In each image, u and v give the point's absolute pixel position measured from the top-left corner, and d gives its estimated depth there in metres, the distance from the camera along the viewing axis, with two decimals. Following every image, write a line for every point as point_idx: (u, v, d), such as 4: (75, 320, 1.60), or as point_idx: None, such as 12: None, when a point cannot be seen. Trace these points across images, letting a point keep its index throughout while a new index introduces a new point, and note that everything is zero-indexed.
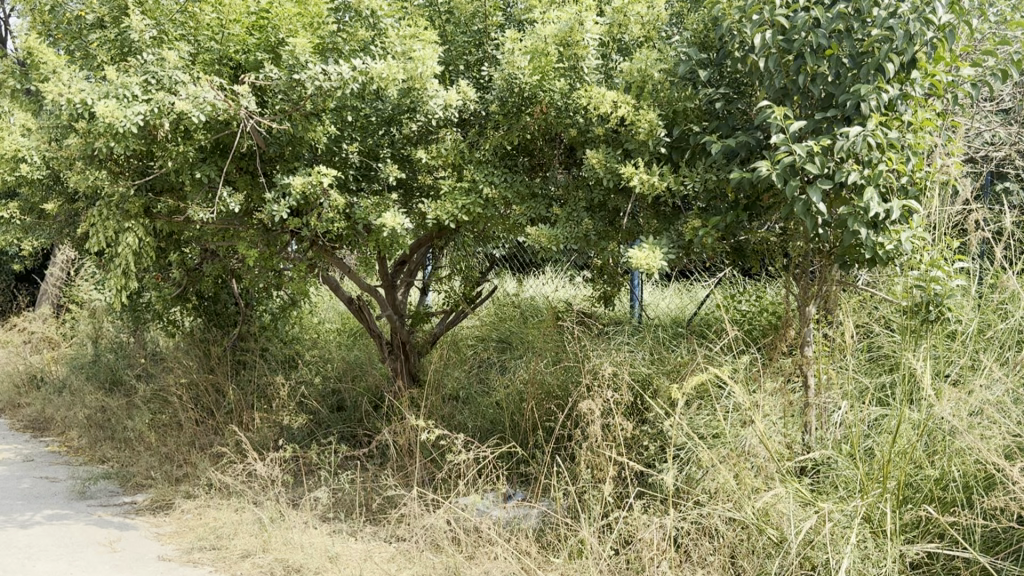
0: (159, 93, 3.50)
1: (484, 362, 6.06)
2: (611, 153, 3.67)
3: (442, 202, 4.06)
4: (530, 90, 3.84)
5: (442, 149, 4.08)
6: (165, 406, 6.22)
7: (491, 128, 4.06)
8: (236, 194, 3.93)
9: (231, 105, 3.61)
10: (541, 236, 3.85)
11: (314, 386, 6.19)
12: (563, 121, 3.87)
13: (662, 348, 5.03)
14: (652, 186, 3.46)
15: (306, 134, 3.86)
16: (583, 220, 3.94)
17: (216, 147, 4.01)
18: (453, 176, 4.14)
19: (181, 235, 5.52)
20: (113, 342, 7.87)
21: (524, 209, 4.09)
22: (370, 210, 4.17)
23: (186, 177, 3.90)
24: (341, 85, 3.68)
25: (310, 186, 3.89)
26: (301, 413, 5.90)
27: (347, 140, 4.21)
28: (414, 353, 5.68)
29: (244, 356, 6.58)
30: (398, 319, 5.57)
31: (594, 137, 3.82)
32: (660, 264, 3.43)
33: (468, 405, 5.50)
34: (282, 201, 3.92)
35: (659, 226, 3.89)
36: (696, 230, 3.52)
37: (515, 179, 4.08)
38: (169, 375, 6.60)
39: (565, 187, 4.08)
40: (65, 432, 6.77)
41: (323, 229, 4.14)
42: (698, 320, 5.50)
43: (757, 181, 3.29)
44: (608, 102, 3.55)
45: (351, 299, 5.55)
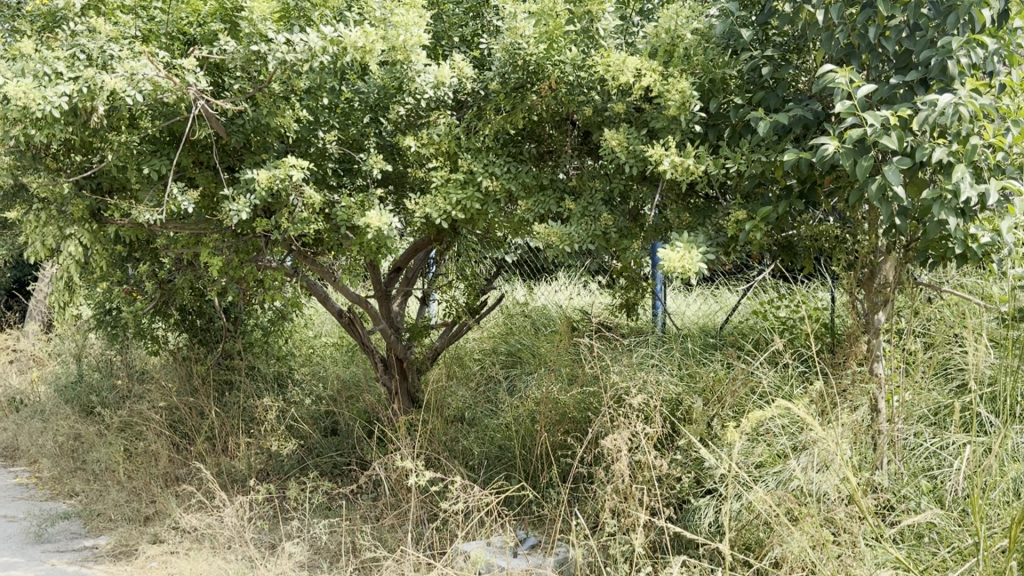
0: (88, 70, 2.90)
1: (492, 379, 5.46)
2: (634, 133, 3.06)
3: (434, 199, 3.47)
4: (537, 63, 3.28)
5: (433, 134, 3.49)
6: (141, 433, 5.62)
7: (491, 110, 3.45)
8: (190, 191, 3.34)
9: (176, 83, 3.01)
10: (551, 235, 3.24)
11: (304, 409, 5.60)
12: (576, 98, 3.27)
13: (693, 363, 4.45)
14: (685, 170, 2.83)
15: (274, 120, 3.35)
16: (602, 215, 3.32)
17: (168, 137, 3.42)
18: (447, 167, 3.53)
19: (151, 242, 4.95)
20: (95, 362, 7.28)
21: (532, 203, 3.47)
22: (353, 209, 3.58)
23: (131, 172, 3.33)
24: (308, 58, 3.07)
25: (278, 180, 3.31)
26: (291, 438, 5.30)
27: (324, 127, 3.63)
28: (413, 371, 5.07)
29: (229, 375, 5.99)
30: (394, 333, 4.95)
31: (613, 116, 3.21)
32: (695, 267, 2.82)
33: (474, 428, 4.92)
34: (244, 200, 3.34)
35: (693, 222, 3.27)
36: (740, 225, 2.90)
37: (520, 169, 3.46)
38: (147, 397, 6.01)
39: (581, 177, 3.47)
40: (36, 461, 6.17)
41: (297, 231, 3.56)
42: (731, 331, 4.90)
43: (817, 163, 2.66)
44: (628, 68, 2.95)
45: (340, 312, 4.93)
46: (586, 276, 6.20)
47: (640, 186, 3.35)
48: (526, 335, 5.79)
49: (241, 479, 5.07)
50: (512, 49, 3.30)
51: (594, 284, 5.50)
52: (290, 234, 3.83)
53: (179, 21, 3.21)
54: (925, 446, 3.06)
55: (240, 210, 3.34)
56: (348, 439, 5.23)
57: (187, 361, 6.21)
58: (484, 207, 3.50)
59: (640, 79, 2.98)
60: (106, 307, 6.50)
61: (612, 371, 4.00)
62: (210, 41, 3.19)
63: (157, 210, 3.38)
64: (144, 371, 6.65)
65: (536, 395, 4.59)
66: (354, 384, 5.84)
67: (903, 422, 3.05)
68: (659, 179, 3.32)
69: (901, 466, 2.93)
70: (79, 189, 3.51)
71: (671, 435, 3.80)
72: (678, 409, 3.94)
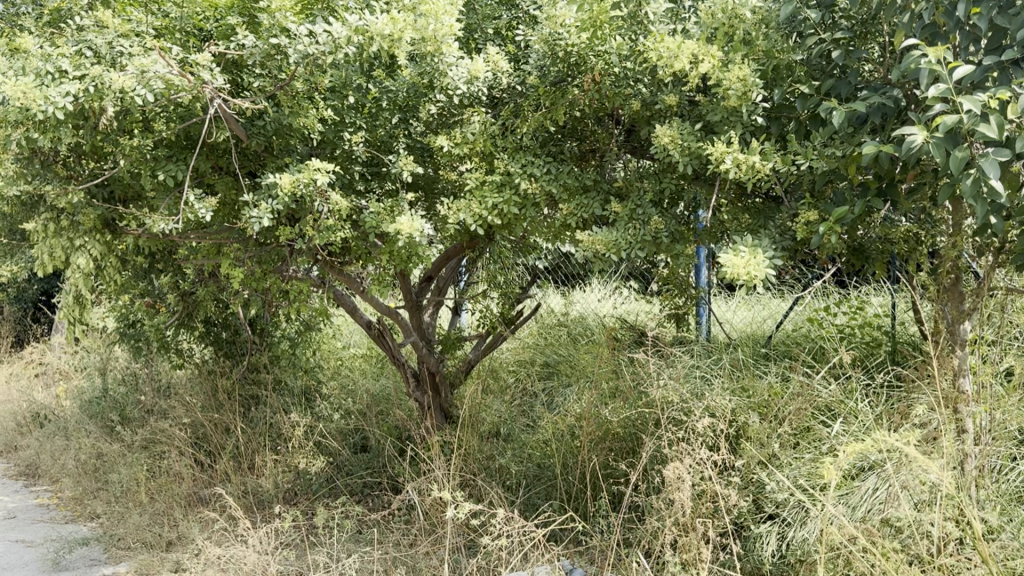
0: (95, 68, 2.68)
1: (528, 393, 5.20)
2: (689, 128, 2.78)
3: (469, 203, 3.21)
4: (578, 53, 3.03)
5: (467, 133, 3.23)
6: (164, 451, 5.41)
7: (529, 107, 3.19)
8: (208, 198, 3.11)
9: (190, 80, 2.79)
10: (596, 241, 2.96)
11: (332, 425, 5.37)
12: (621, 91, 3.01)
13: (746, 377, 4.16)
14: (751, 169, 2.52)
15: (297, 120, 3.12)
16: (652, 218, 3.04)
17: (183, 140, 3.20)
18: (482, 169, 3.28)
19: (173, 253, 4.73)
20: (119, 376, 7.08)
21: (574, 207, 3.20)
22: (382, 215, 3.34)
23: (145, 178, 3.10)
24: (332, 50, 2.85)
25: (301, 185, 3.07)
26: (319, 455, 5.07)
27: (350, 128, 3.39)
28: (445, 385, 4.82)
29: (255, 390, 5.78)
30: (425, 345, 4.70)
31: (664, 110, 2.93)
32: (761, 273, 2.54)
33: (510, 445, 4.67)
34: (265, 206, 3.11)
35: (752, 224, 2.98)
36: (810, 227, 2.61)
37: (561, 170, 3.20)
38: (171, 413, 5.81)
39: (627, 177, 3.21)
40: (58, 481, 5.98)
41: (322, 240, 3.32)
42: (783, 341, 4.62)
43: (900, 156, 2.37)
44: (683, 56, 2.63)
45: (369, 323, 4.68)
46: (623, 284, 5.95)
47: (693, 186, 3.07)
48: (563, 346, 5.52)
49: (267, 500, 4.83)
50: (551, 40, 3.09)
51: (635, 291, 5.23)
52: (315, 243, 3.59)
53: (194, 16, 3.00)
54: (1017, 469, 2.77)
55: (261, 216, 3.10)
56: (378, 457, 4.99)
57: (212, 376, 5.99)
58: (522, 211, 3.25)
59: (695, 67, 2.68)
60: (128, 320, 6.30)
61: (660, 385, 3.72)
62: (227, 36, 2.97)
63: (172, 218, 3.15)
64: (167, 386, 6.44)
65: (577, 410, 4.33)
66: (384, 399, 5.60)
67: (992, 443, 2.75)
68: (716, 178, 2.99)
69: (994, 493, 2.63)
70: (90, 197, 3.29)
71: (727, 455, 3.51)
72: (730, 426, 3.66)
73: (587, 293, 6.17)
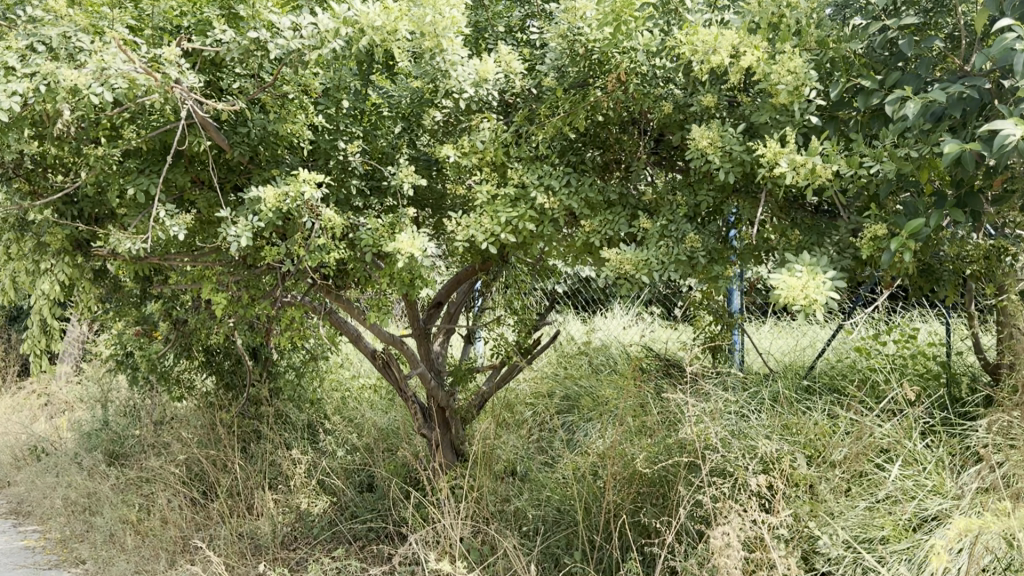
0: (46, 63, 2.34)
1: (547, 427, 4.82)
2: (730, 130, 2.39)
3: (478, 218, 2.85)
4: (600, 50, 2.66)
5: (477, 141, 2.87)
6: (157, 491, 5.04)
7: (545, 112, 2.82)
8: (183, 215, 2.76)
9: (157, 79, 2.45)
10: (624, 263, 2.58)
11: (336, 461, 4.99)
12: (650, 91, 2.63)
13: (790, 416, 3.75)
14: (809, 174, 2.12)
15: (284, 126, 2.77)
16: (688, 235, 2.65)
17: (157, 150, 2.85)
18: (494, 182, 2.91)
19: (162, 277, 4.37)
20: (116, 408, 6.71)
21: (596, 223, 2.81)
22: (382, 232, 2.98)
23: (113, 193, 2.77)
24: (318, 44, 2.49)
25: (287, 199, 2.71)
26: (321, 496, 4.68)
27: (347, 136, 3.04)
28: (457, 421, 4.42)
29: (256, 424, 5.41)
30: (435, 378, 4.30)
31: (700, 112, 2.55)
32: (822, 298, 2.19)
33: (528, 485, 4.28)
34: (246, 222, 2.75)
35: (803, 240, 2.59)
36: (876, 242, 2.22)
37: (582, 183, 2.81)
38: (166, 449, 5.44)
39: (658, 190, 2.83)
40: (47, 521, 5.60)
41: (315, 261, 2.96)
42: (826, 374, 4.21)
43: (990, 159, 1.98)
44: (724, 46, 2.23)
45: (374, 354, 4.28)
46: (649, 310, 5.57)
47: (734, 199, 2.68)
48: (582, 376, 5.14)
49: (264, 546, 4.44)
50: (569, 34, 2.70)
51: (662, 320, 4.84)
52: (307, 265, 3.22)
53: (168, 11, 2.66)
54: None
55: (241, 233, 2.75)
56: (384, 499, 4.59)
57: (210, 409, 5.61)
58: (539, 228, 2.87)
59: (738, 60, 2.29)
60: (123, 349, 5.93)
61: (695, 426, 3.32)
62: (203, 31, 2.63)
63: (142, 238, 2.80)
64: (164, 419, 6.06)
65: (602, 448, 3.94)
66: (393, 433, 5.21)
67: None
68: (757, 190, 2.65)
69: None
70: (55, 215, 2.97)
71: (776, 507, 3.10)
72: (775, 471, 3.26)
73: (608, 319, 5.80)
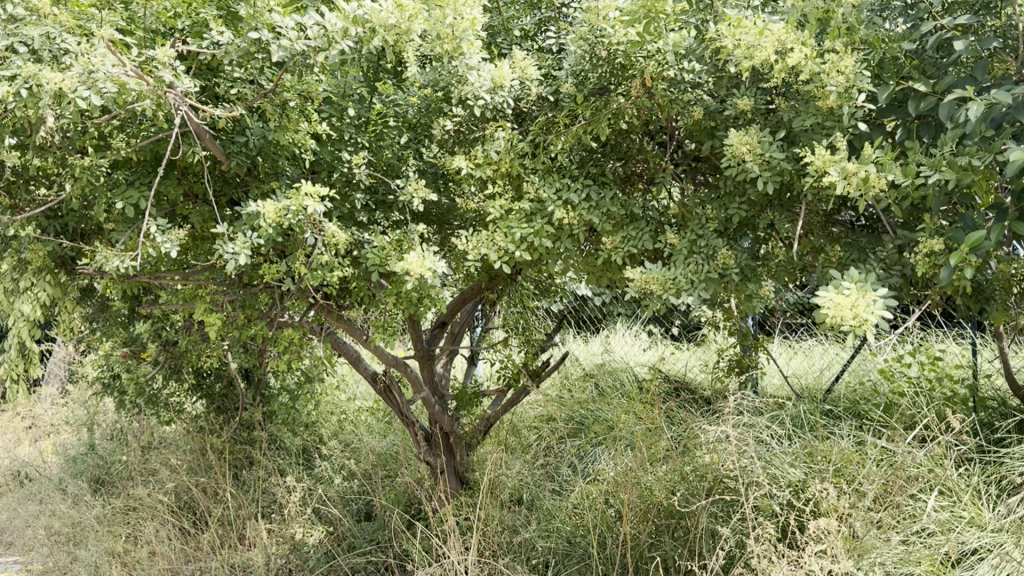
0: (28, 64, 2.15)
1: (553, 453, 4.62)
2: (768, 137, 2.21)
3: (493, 234, 2.67)
4: (625, 53, 2.53)
5: (491, 151, 2.69)
6: (143, 520, 4.81)
7: (564, 119, 2.66)
8: (175, 230, 2.57)
9: (149, 83, 2.26)
10: (650, 282, 2.39)
11: (332, 489, 4.77)
12: (678, 97, 2.46)
13: (814, 444, 3.57)
14: (862, 183, 1.92)
15: (286, 135, 2.59)
16: (719, 251, 2.46)
17: (147, 160, 2.66)
18: (509, 195, 2.73)
19: (152, 296, 4.16)
20: (102, 431, 6.46)
21: (619, 239, 2.62)
22: (389, 250, 2.79)
23: (100, 207, 2.58)
24: (324, 46, 2.30)
25: (287, 214, 2.52)
26: (316, 525, 4.46)
27: (352, 147, 2.85)
28: (461, 447, 4.21)
29: (248, 449, 5.18)
30: (439, 403, 4.08)
31: (734, 119, 2.38)
32: (874, 318, 1.94)
33: (535, 515, 4.08)
34: (243, 238, 2.55)
35: (844, 256, 2.41)
36: (930, 259, 2.05)
37: (604, 196, 2.63)
38: (153, 476, 5.20)
39: (684, 203, 2.65)
40: (27, 551, 5.35)
41: (316, 280, 2.77)
42: (848, 397, 4.02)
43: None
44: (770, 42, 2.07)
45: (375, 377, 4.05)
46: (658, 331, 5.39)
47: (769, 213, 2.49)
48: (588, 399, 4.95)
49: None
50: (591, 36, 2.54)
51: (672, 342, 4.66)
52: (306, 284, 3.02)
53: (162, 10, 2.48)
54: None
55: (237, 251, 2.53)
56: (384, 529, 4.37)
57: (200, 433, 5.39)
58: (556, 245, 2.69)
59: (781, 58, 2.12)
60: (110, 370, 5.70)
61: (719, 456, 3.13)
62: (199, 32, 2.45)
63: (132, 256, 2.61)
64: (152, 443, 5.82)
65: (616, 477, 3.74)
66: (393, 459, 4.99)
67: None
68: (793, 204, 2.48)
69: None
70: (37, 230, 2.77)
71: (820, 547, 2.91)
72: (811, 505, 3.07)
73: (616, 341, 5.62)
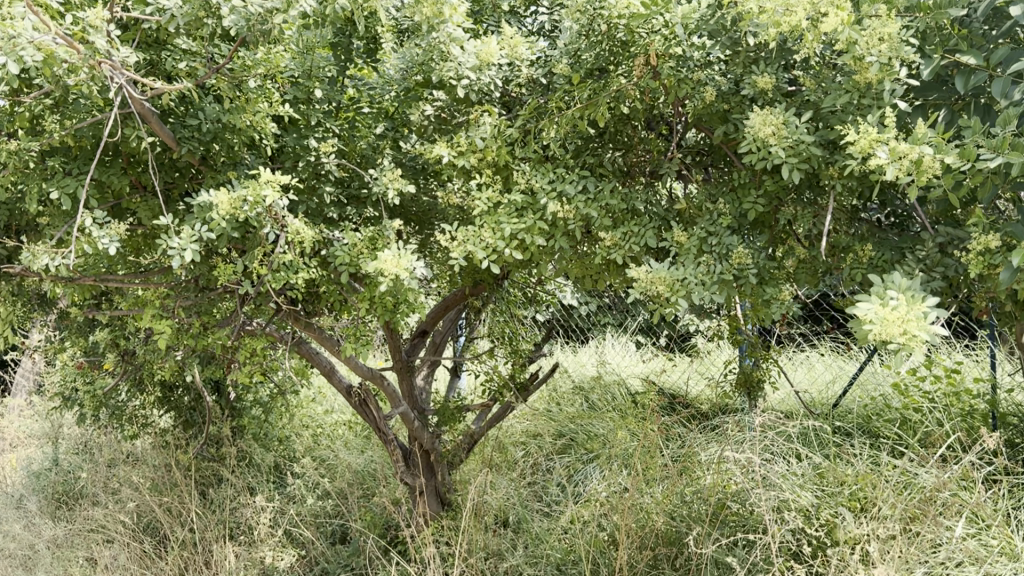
0: None
1: (541, 470, 4.32)
2: (794, 118, 1.93)
3: (478, 230, 2.38)
4: (627, 25, 2.24)
5: (476, 137, 2.40)
6: (101, 543, 4.45)
7: (559, 102, 2.37)
8: (116, 224, 2.26)
9: (81, 51, 1.96)
10: (657, 283, 2.10)
11: (305, 509, 4.45)
12: (688, 76, 2.18)
13: (828, 468, 3.29)
14: (912, 167, 1.66)
15: (243, 117, 2.29)
16: (734, 250, 2.18)
17: (88, 147, 2.36)
18: (497, 187, 2.44)
19: (109, 300, 3.83)
20: (63, 446, 6.07)
21: (619, 235, 2.33)
22: (361, 247, 2.50)
23: (30, 196, 2.27)
24: (285, 10, 2.01)
25: (244, 205, 2.23)
26: (287, 549, 4.13)
27: (321, 134, 2.56)
28: (443, 464, 3.89)
29: (215, 465, 4.84)
30: (419, 417, 3.76)
31: (751, 99, 2.10)
32: (926, 333, 1.65)
33: (522, 538, 3.78)
34: (192, 233, 2.25)
35: (875, 256, 2.13)
36: (983, 256, 1.78)
37: (603, 188, 2.34)
38: (113, 494, 4.85)
39: (692, 196, 2.37)
40: None
41: (278, 281, 2.47)
42: (859, 412, 3.75)
43: None
44: (800, 5, 1.79)
45: (349, 389, 3.72)
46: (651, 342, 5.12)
47: (790, 207, 2.21)
48: (578, 413, 4.65)
49: None
50: (590, 8, 2.25)
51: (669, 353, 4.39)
52: (269, 287, 2.71)
53: None
54: None
55: (183, 247, 2.22)
56: (359, 554, 4.05)
57: (166, 449, 5.04)
58: (549, 243, 2.41)
59: (812, 26, 1.84)
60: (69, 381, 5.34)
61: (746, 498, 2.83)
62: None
63: (67, 252, 2.30)
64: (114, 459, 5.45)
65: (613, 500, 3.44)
66: (370, 477, 4.67)
67: None
68: (815, 197, 2.20)
69: None
70: None
71: None
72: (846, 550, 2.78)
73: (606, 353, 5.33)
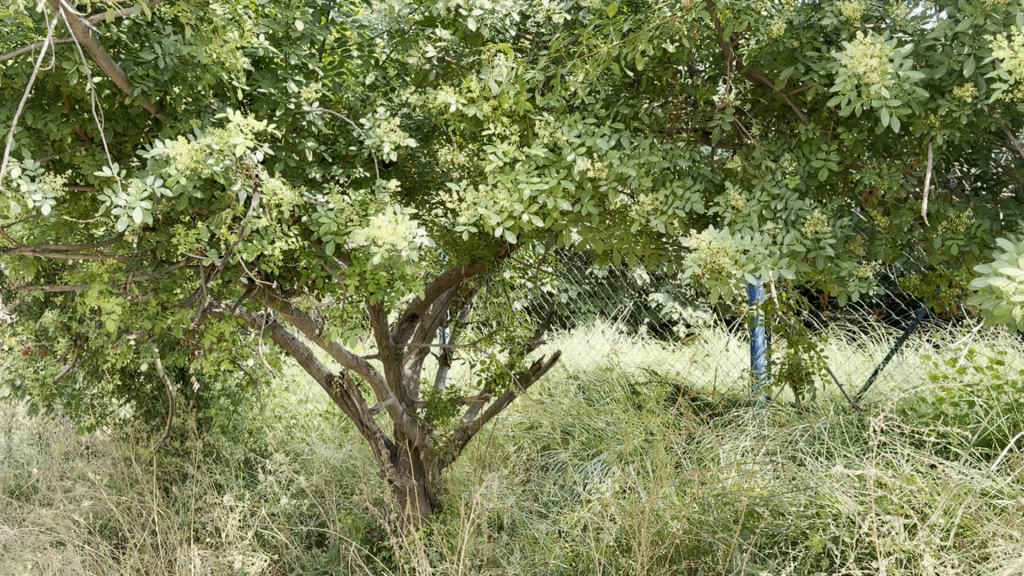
0: None
1: (538, 468, 3.94)
2: (896, 48, 1.56)
3: (492, 192, 1.99)
4: None
5: (490, 80, 2.02)
6: (50, 547, 4.00)
7: (592, 37, 1.98)
8: (49, 177, 1.84)
9: None
10: (717, 252, 1.71)
11: (279, 508, 4.04)
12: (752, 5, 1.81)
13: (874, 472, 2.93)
14: None
15: (210, 48, 1.89)
16: (806, 217, 1.80)
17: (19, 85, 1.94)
18: (513, 141, 2.05)
19: (56, 277, 3.38)
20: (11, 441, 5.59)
21: (661, 199, 1.95)
22: (350, 211, 2.10)
23: None
24: None
25: (208, 153, 1.81)
26: (258, 554, 3.71)
27: (303, 77, 2.15)
28: (433, 464, 3.50)
29: (179, 459, 4.41)
30: (407, 411, 3.36)
31: (834, 31, 1.73)
32: None
33: (521, 543, 3.40)
34: (142, 188, 1.83)
35: (974, 225, 1.77)
36: None
37: (641, 143, 1.96)
38: (64, 493, 4.39)
39: (744, 155, 2.00)
40: None
41: (250, 250, 2.06)
42: (895, 408, 3.41)
43: None
44: None
45: (330, 380, 3.30)
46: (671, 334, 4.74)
47: (870, 166, 1.85)
48: (576, 406, 4.28)
49: None
50: None
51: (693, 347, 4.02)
52: (238, 260, 2.31)
53: None
54: None
55: (131, 206, 1.81)
56: (338, 561, 3.65)
57: (124, 442, 4.60)
58: (575, 208, 2.02)
59: None
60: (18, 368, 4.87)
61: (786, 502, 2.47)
62: None
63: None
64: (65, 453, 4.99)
65: (628, 503, 3.07)
66: (350, 474, 4.27)
67: None
68: (898, 154, 1.84)
69: None
70: None
71: None
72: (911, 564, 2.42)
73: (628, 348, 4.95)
